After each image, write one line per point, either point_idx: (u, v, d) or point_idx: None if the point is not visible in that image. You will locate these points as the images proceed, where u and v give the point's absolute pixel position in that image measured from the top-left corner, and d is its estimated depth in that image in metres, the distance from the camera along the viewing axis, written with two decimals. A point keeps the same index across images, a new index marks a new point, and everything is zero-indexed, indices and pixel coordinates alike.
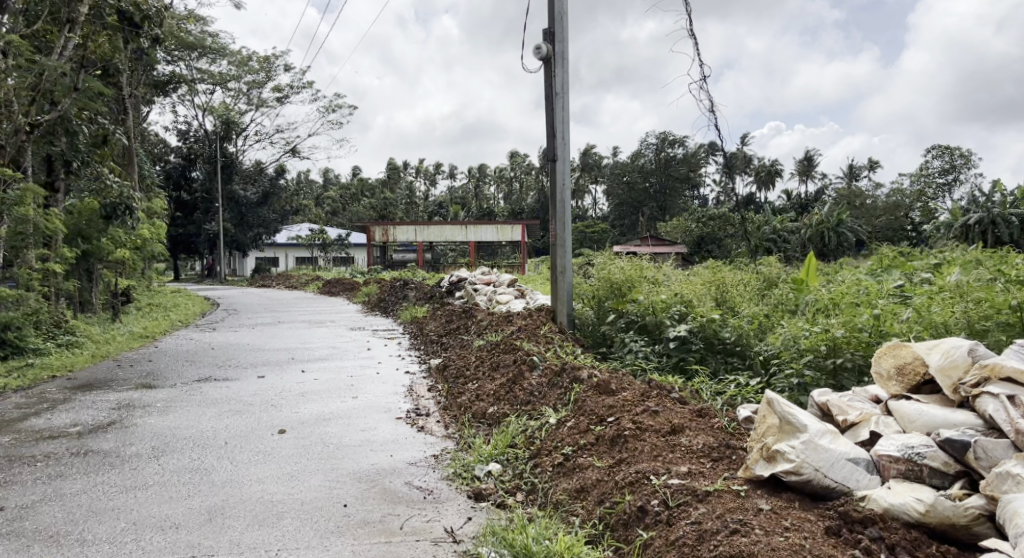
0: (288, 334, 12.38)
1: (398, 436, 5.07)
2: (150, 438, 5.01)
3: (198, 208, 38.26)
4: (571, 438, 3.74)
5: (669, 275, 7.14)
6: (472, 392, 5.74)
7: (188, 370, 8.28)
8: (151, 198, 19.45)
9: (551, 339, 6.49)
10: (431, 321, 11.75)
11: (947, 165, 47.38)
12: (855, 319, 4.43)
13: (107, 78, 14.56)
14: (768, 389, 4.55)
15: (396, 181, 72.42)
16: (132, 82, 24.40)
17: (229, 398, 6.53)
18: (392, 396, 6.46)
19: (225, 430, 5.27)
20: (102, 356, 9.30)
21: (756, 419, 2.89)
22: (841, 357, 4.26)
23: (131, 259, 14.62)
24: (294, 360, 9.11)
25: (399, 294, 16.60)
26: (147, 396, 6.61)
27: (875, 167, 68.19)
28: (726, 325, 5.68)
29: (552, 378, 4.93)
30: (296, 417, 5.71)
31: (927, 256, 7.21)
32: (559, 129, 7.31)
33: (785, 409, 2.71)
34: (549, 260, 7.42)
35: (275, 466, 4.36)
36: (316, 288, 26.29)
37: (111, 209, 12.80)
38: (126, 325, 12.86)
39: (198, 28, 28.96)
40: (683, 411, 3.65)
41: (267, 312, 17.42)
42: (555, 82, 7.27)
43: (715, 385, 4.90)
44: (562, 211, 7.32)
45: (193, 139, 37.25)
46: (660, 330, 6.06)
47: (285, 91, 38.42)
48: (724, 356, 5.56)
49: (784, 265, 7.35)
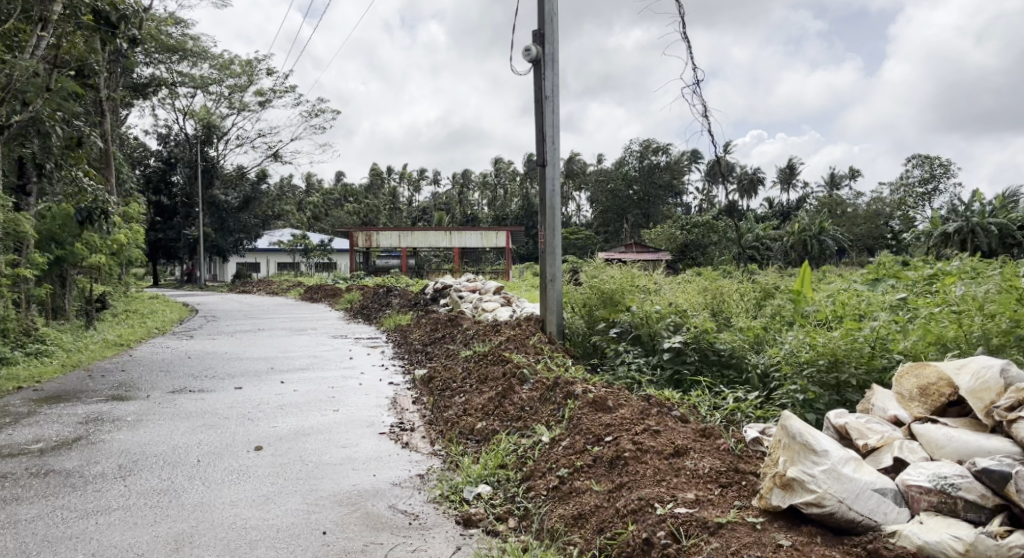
0: (268, 342, 12.06)
1: (381, 454, 4.82)
2: (116, 455, 4.71)
3: (178, 212, 37.70)
4: (566, 459, 3.52)
5: (661, 284, 6.98)
6: (459, 406, 5.50)
7: (162, 380, 7.95)
8: (128, 202, 19.05)
9: (540, 350, 6.29)
10: (416, 329, 11.51)
11: (927, 175, 47.86)
12: (858, 331, 4.21)
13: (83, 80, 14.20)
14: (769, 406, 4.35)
15: (379, 186, 72.14)
16: (110, 84, 23.95)
17: (204, 410, 6.24)
18: (375, 409, 6.21)
19: (197, 446, 4.99)
20: (73, 365, 8.94)
21: (771, 445, 2.71)
22: (843, 373, 3.99)
23: (106, 264, 14.23)
24: (274, 369, 8.82)
25: (382, 301, 16.34)
26: (117, 409, 6.29)
27: (856, 175, 68.85)
28: (721, 337, 5.52)
29: (544, 392, 4.72)
30: (273, 432, 5.44)
31: (922, 266, 7.10)
32: (548, 133, 7.11)
33: (804, 434, 2.53)
34: (538, 268, 7.22)
35: (250, 487, 4.09)
36: (298, 294, 25.94)
37: (87, 213, 12.03)
38: (99, 333, 12.47)
39: (177, 30, 28.59)
40: (686, 431, 3.45)
41: (248, 318, 17.06)
42: (544, 85, 7.09)
43: (712, 401, 4.74)
44: (552, 218, 7.14)
45: (173, 143, 36.75)
46: (654, 341, 5.88)
47: (268, 95, 38.03)
48: (719, 370, 5.40)
49: (778, 274, 7.20)
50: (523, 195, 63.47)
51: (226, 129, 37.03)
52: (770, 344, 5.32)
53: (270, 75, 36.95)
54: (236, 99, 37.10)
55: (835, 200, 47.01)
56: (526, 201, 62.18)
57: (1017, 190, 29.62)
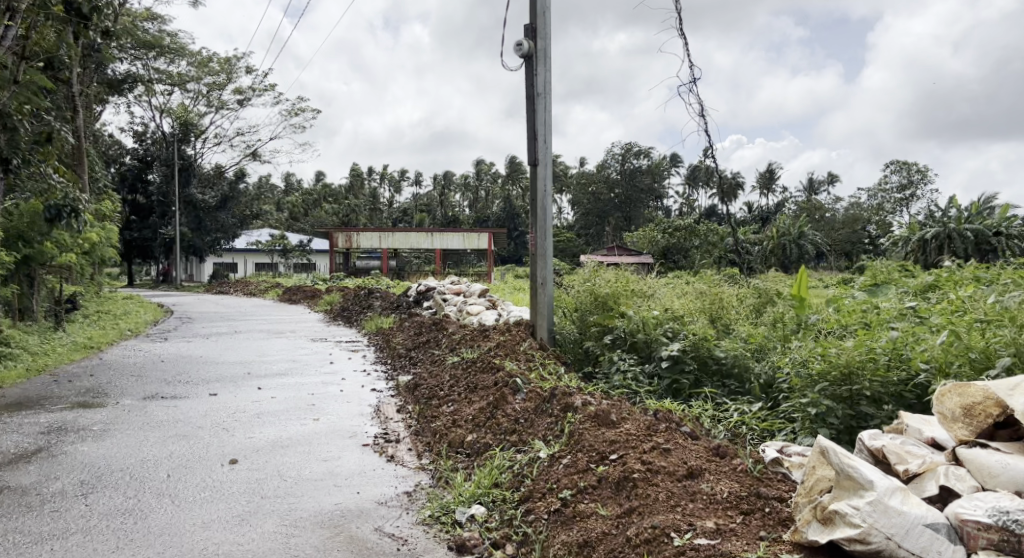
0: (245, 345, 11.66)
1: (365, 467, 4.54)
2: (78, 468, 4.34)
3: (154, 211, 36.96)
4: (568, 479, 3.26)
5: (656, 288, 6.77)
6: (448, 415, 5.25)
7: (133, 386, 7.57)
8: (102, 200, 18.52)
9: (532, 357, 6.07)
10: (398, 332, 11.22)
11: (904, 181, 48.33)
12: (872, 342, 4.02)
13: (54, 74, 13.71)
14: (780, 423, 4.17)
15: (360, 187, 71.65)
16: (84, 80, 23.35)
17: (175, 419, 5.89)
18: (359, 418, 5.91)
19: (168, 459, 4.64)
20: (38, 369, 8.52)
21: (807, 471, 2.51)
22: (857, 385, 3.80)
23: (77, 263, 13.73)
24: (251, 374, 8.48)
25: (363, 303, 16.00)
26: (83, 417, 5.92)
27: (834, 180, 69.53)
28: (721, 345, 5.31)
29: (539, 404, 4.47)
30: (249, 444, 5.11)
31: (922, 273, 6.96)
32: (540, 131, 6.87)
33: (846, 461, 2.32)
34: (528, 272, 6.98)
35: (225, 506, 3.77)
36: (276, 295, 25.48)
37: (55, 212, 11.50)
38: (68, 335, 11.99)
39: (154, 26, 28.00)
40: (697, 449, 3.23)
41: (224, 320, 16.63)
42: (536, 81, 6.84)
43: (716, 414, 4.53)
44: (543, 220, 6.91)
45: (150, 141, 36.05)
46: (651, 349, 5.67)
47: (247, 93, 37.45)
48: (720, 379, 5.20)
49: (776, 280, 7.02)
50: (504, 196, 63.24)
51: (204, 127, 36.38)
52: (773, 353, 5.12)
53: (249, 73, 36.38)
54: (215, 97, 36.47)
55: (813, 206, 47.39)
56: (507, 202, 61.98)
57: (992, 196, 29.97)
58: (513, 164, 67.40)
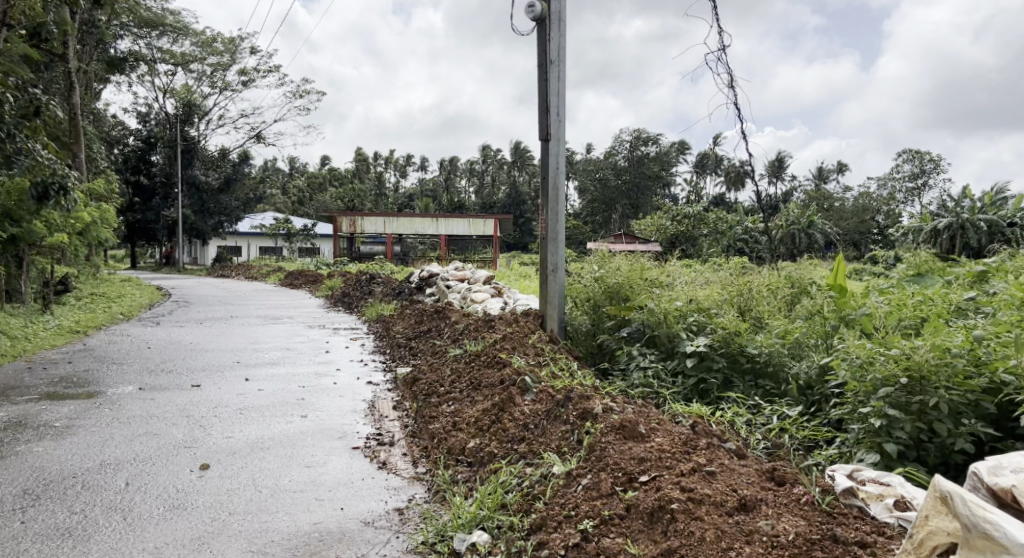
0: (238, 331, 11.14)
1: (353, 476, 4.01)
2: (26, 473, 3.81)
3: (157, 193, 36.42)
4: (589, 506, 2.71)
5: (677, 277, 6.19)
6: (447, 416, 4.69)
7: (111, 375, 7.01)
8: (100, 181, 18.00)
9: (542, 351, 5.53)
10: (399, 320, 10.68)
11: (917, 170, 47.25)
12: (946, 341, 3.46)
13: (46, 47, 13.12)
14: (840, 441, 3.64)
15: (365, 171, 71.21)
16: (85, 57, 22.79)
17: (151, 414, 5.32)
18: (351, 416, 5.37)
19: (130, 463, 4.06)
20: (15, 356, 7.98)
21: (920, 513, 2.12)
22: (933, 394, 3.26)
23: (69, 244, 13.12)
24: (240, 364, 7.92)
25: (364, 289, 15.47)
26: (48, 410, 5.32)
27: (844, 169, 68.53)
28: (754, 341, 4.77)
29: (551, 408, 3.93)
30: (226, 445, 4.55)
31: (968, 262, 6.30)
32: (553, 103, 6.29)
33: (983, 516, 1.93)
34: (538, 257, 6.41)
35: (182, 525, 3.22)
36: (279, 279, 25.00)
37: (42, 189, 10.81)
38: (55, 317, 11.46)
39: (156, 3, 27.29)
40: (748, 472, 2.70)
41: (222, 304, 16.13)
42: (550, 47, 6.23)
43: (755, 422, 4.03)
44: (554, 200, 6.33)
45: (153, 121, 35.47)
46: (673, 343, 5.09)
47: (251, 74, 36.82)
48: (753, 379, 4.69)
49: (811, 269, 6.40)
50: (510, 183, 62.67)
51: (207, 108, 35.75)
52: (814, 351, 4.57)
53: (253, 54, 35.70)
54: (219, 78, 35.84)
55: (823, 195, 46.56)
56: (513, 189, 61.38)
57: (1005, 187, 29.11)
58: (519, 150, 66.75)
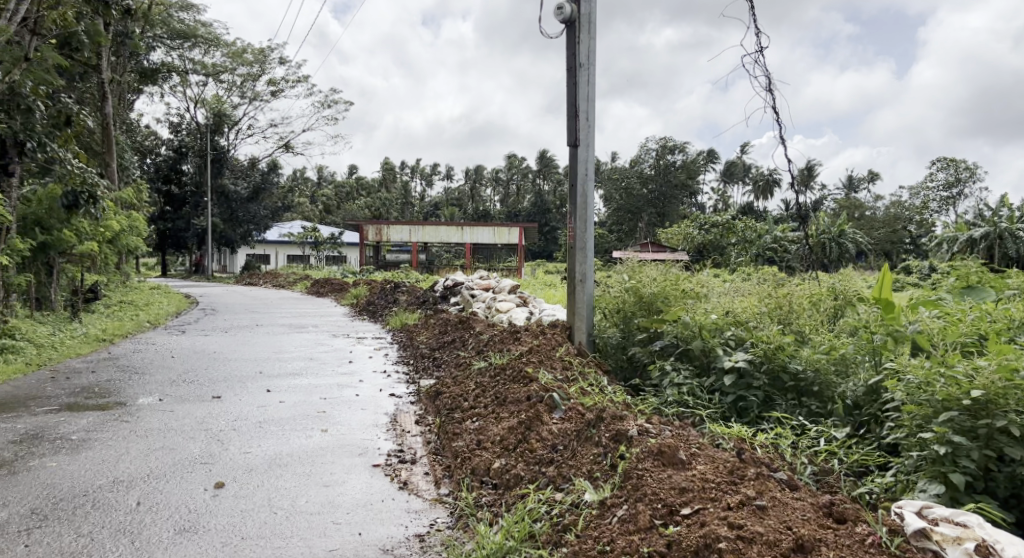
0: (263, 339, 11.05)
1: (372, 496, 3.82)
2: (36, 491, 3.68)
3: (187, 202, 36.83)
4: (626, 541, 2.50)
5: (711, 288, 5.93)
6: (471, 433, 4.48)
7: (132, 385, 6.90)
8: (131, 190, 18.15)
9: (570, 365, 5.30)
10: (423, 330, 10.50)
11: (952, 179, 45.99)
12: (1014, 362, 3.19)
13: (79, 57, 13.24)
14: (896, 467, 3.38)
15: (391, 181, 71.64)
16: (118, 69, 23.11)
17: (169, 427, 5.17)
18: (372, 432, 5.19)
19: (141, 482, 3.89)
20: (39, 365, 7.92)
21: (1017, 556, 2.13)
22: (1001, 419, 3.01)
23: (99, 253, 13.14)
24: (263, 374, 7.78)
25: (388, 298, 15.35)
26: (67, 423, 5.21)
27: (875, 178, 67.15)
28: (796, 357, 4.48)
29: (581, 428, 3.71)
30: (244, 461, 4.38)
31: (1022, 274, 5.91)
32: (582, 108, 6.09)
33: None
34: (566, 267, 6.19)
35: (191, 551, 3.06)
36: (305, 287, 25.07)
37: (72, 198, 11.40)
38: (83, 326, 11.46)
39: (188, 15, 27.63)
40: (803, 507, 2.51)
41: (248, 312, 16.09)
42: (579, 50, 6.04)
43: (800, 445, 3.77)
44: (582, 208, 6.11)
45: (185, 131, 35.94)
46: (709, 358, 4.83)
47: (281, 85, 37.20)
48: (796, 398, 4.40)
49: (854, 281, 6.07)
50: (535, 191, 62.51)
51: (237, 118, 36.13)
52: (862, 369, 4.29)
53: (282, 64, 36.08)
54: (249, 88, 36.25)
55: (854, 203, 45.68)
56: (538, 198, 61.29)
57: None
58: (545, 159, 66.67)
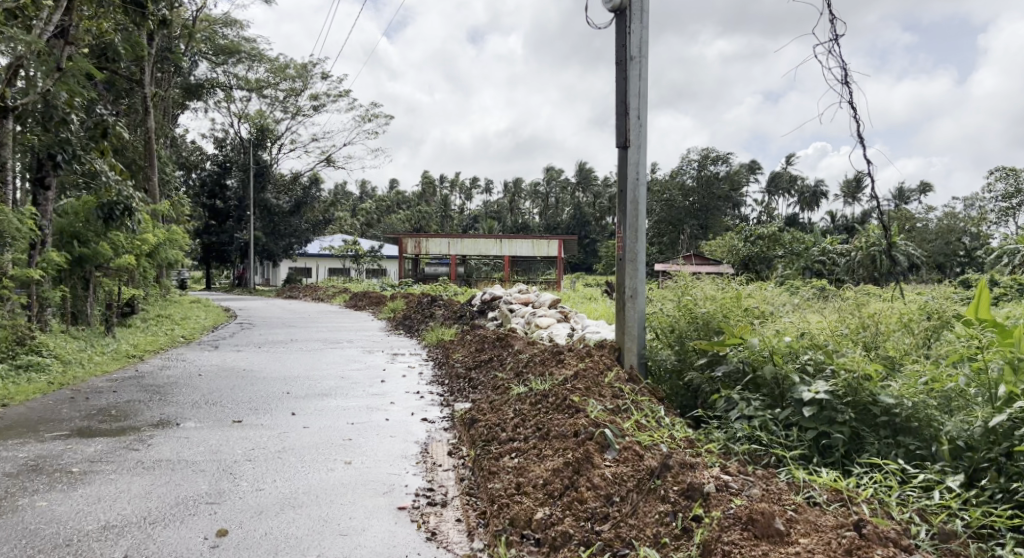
0: (296, 356, 10.64)
1: (392, 548, 3.29)
2: (14, 541, 3.26)
3: (231, 216, 37.12)
4: None
5: (777, 305, 5.27)
6: (508, 473, 3.90)
7: (152, 408, 6.51)
8: (173, 202, 18.17)
9: (619, 393, 4.70)
10: (460, 346, 10.01)
11: (1011, 189, 43.48)
12: None
13: (118, 69, 13.11)
14: None
15: (431, 194, 72.00)
16: (163, 84, 23.29)
17: (176, 458, 4.70)
18: (397, 464, 4.65)
19: (131, 529, 3.42)
20: (63, 384, 7.64)
21: None
22: None
23: (137, 267, 12.92)
24: (291, 395, 7.33)
25: (425, 311, 14.96)
26: (70, 451, 4.80)
27: (926, 192, 64.83)
28: (888, 389, 3.81)
29: (643, 476, 3.15)
30: (254, 501, 3.89)
31: None
32: (632, 105, 5.51)
33: None
34: (615, 280, 5.59)
35: None
36: (344, 300, 24.85)
37: (108, 210, 10.79)
38: (115, 340, 11.24)
39: (232, 31, 27.83)
40: None
41: (285, 327, 15.79)
42: (629, 41, 5.47)
43: (909, 499, 3.11)
44: (632, 216, 5.50)
45: (229, 146, 36.33)
46: (783, 389, 4.15)
47: (323, 100, 37.43)
48: (890, 436, 3.69)
49: (952, 299, 5.26)
50: (575, 205, 61.95)
51: (279, 133, 36.50)
52: (971, 406, 3.59)
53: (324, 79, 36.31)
54: (291, 103, 36.53)
55: (905, 215, 43.99)
56: (577, 211, 60.86)
57: None
58: (584, 170, 66.25)
